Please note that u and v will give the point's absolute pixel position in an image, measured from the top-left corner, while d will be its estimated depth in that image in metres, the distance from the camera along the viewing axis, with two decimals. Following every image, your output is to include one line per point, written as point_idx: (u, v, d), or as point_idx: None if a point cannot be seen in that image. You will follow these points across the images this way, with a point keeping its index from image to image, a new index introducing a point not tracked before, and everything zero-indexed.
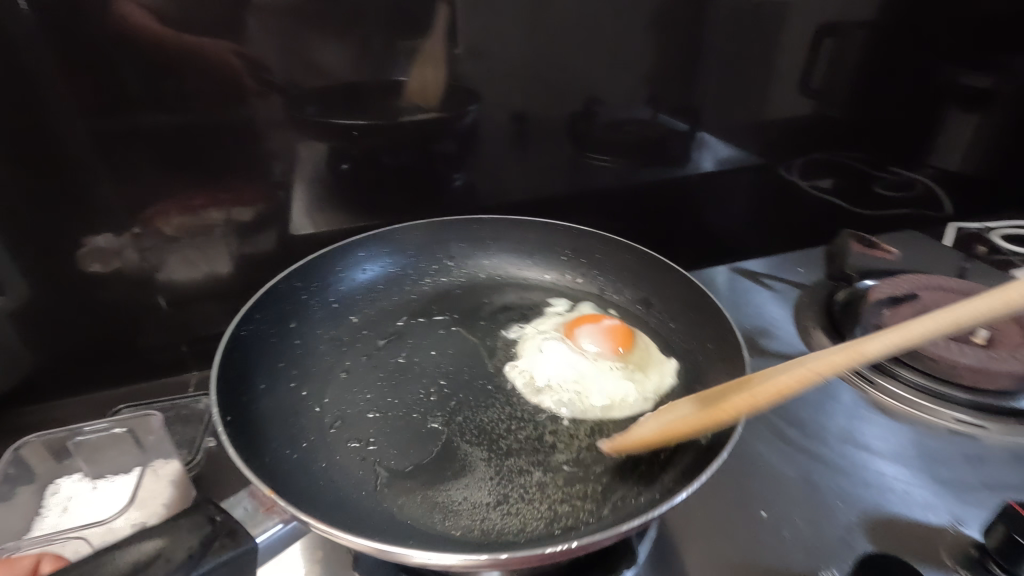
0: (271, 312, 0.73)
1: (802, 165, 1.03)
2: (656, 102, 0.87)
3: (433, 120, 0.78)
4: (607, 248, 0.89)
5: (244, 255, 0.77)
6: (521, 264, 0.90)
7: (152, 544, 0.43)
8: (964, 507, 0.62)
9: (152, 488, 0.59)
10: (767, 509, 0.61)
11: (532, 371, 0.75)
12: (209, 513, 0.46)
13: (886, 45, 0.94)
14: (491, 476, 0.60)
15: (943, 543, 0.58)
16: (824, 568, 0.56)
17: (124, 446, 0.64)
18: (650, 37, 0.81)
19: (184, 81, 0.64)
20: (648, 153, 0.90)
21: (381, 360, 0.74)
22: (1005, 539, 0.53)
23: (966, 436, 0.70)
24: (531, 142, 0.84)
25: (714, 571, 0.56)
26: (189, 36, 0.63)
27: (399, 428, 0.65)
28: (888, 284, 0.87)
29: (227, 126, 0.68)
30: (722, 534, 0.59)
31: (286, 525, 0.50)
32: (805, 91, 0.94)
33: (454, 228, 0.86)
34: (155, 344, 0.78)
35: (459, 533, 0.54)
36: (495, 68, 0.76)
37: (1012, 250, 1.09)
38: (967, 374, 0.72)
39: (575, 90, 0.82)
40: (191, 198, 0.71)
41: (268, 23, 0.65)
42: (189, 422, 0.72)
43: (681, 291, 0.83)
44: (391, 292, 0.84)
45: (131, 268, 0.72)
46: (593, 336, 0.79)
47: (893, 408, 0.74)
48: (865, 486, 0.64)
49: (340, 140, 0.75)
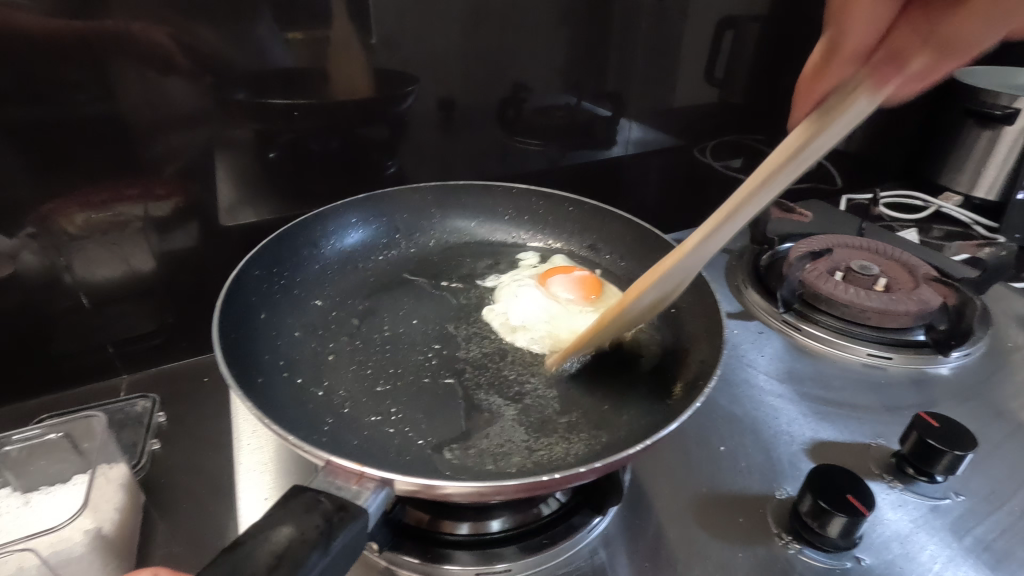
0: (239, 300, 0.74)
1: (713, 147, 1.17)
2: (577, 90, 0.98)
3: (374, 102, 0.84)
4: (547, 201, 1.00)
5: (165, 252, 0.79)
6: (469, 225, 1.00)
7: (284, 532, 0.43)
8: (886, 427, 0.78)
9: (103, 492, 0.59)
10: (723, 443, 0.74)
11: (508, 313, 0.86)
12: (314, 497, 0.47)
13: (776, 36, 1.08)
14: (513, 416, 0.68)
15: (872, 459, 0.72)
16: (777, 487, 0.69)
17: (60, 451, 0.64)
18: (565, 31, 0.91)
19: (75, 65, 0.65)
20: (574, 136, 1.02)
21: (365, 337, 0.79)
22: (918, 443, 0.66)
23: (876, 366, 0.88)
24: (459, 126, 0.92)
25: (679, 496, 0.68)
26: (115, 22, 0.65)
27: (414, 397, 0.70)
28: (803, 245, 1.04)
29: (125, 121, 0.70)
30: (683, 466, 0.72)
31: (382, 492, 0.49)
32: (708, 80, 1.08)
33: (403, 199, 0.95)
34: (72, 351, 0.78)
35: (515, 468, 0.62)
36: (409, 54, 0.83)
37: (891, 216, 1.30)
38: (874, 315, 0.88)
39: (501, 78, 0.91)
40: (92, 194, 0.71)
41: (129, 12, 0.65)
42: (127, 425, 0.73)
43: (623, 233, 0.98)
44: (346, 270, 0.89)
45: (34, 274, 0.72)
46: (564, 284, 0.92)
47: (815, 348, 0.90)
48: (797, 419, 0.78)
49: (267, 122, 0.78)
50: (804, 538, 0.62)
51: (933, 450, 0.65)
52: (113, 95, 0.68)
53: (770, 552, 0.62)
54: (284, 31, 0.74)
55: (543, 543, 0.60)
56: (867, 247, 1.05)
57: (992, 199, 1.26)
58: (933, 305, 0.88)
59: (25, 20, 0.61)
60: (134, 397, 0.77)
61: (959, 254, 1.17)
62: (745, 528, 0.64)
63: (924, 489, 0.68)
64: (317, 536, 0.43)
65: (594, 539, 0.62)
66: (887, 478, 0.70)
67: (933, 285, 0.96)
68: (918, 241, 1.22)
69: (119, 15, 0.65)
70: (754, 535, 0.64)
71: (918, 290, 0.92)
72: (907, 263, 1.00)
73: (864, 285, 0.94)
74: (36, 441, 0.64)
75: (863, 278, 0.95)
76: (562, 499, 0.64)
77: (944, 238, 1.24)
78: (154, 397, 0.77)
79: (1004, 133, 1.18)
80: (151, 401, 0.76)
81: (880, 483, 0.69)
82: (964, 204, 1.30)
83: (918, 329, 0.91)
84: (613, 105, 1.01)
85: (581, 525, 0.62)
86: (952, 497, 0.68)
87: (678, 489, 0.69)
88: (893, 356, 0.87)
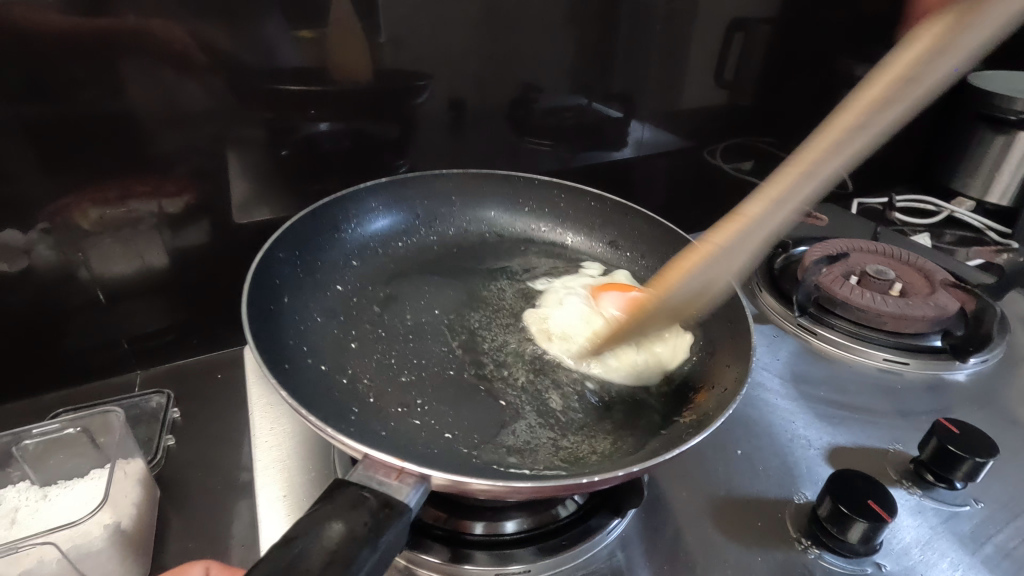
0: (266, 282, 0.76)
1: (722, 150, 1.22)
2: (588, 91, 1.02)
3: (383, 94, 0.88)
4: (571, 195, 1.02)
5: (177, 247, 0.84)
6: (491, 216, 1.03)
7: (334, 528, 0.46)
8: (900, 434, 0.80)
9: (122, 487, 0.64)
10: (740, 447, 0.76)
11: (548, 318, 0.86)
12: (357, 492, 0.50)
13: (778, 47, 1.14)
14: (535, 415, 0.72)
15: (890, 464, 0.75)
16: (796, 492, 0.71)
17: (79, 448, 0.69)
18: (572, 33, 0.95)
19: (126, 66, 0.71)
20: (586, 136, 1.06)
21: (388, 325, 0.82)
22: (937, 449, 0.68)
23: (890, 371, 0.90)
24: (468, 125, 0.97)
25: (699, 496, 0.70)
26: (138, 18, 0.70)
27: (437, 387, 0.74)
28: (820, 249, 1.05)
29: (116, 117, 0.73)
30: (702, 467, 0.74)
31: (419, 488, 0.52)
32: (718, 83, 1.12)
33: (424, 185, 0.98)
34: (87, 348, 0.84)
35: (545, 465, 0.65)
36: (422, 53, 0.87)
37: (902, 221, 1.31)
38: (890, 320, 0.91)
39: (512, 78, 0.96)
40: (105, 190, 0.76)
41: (143, 10, 0.69)
42: (140, 423, 0.80)
43: (644, 232, 1.00)
44: (365, 255, 0.93)
45: (50, 271, 0.77)
46: (616, 301, 0.89)
47: (830, 353, 0.93)
48: (813, 424, 0.80)
49: (285, 120, 0.83)
50: (823, 542, 0.64)
51: (954, 458, 0.67)
52: (124, 92, 0.72)
53: (789, 556, 0.64)
54: (294, 29, 0.78)
55: (563, 544, 0.62)
56: (884, 252, 1.07)
57: (1004, 205, 1.28)
58: (949, 311, 0.91)
59: (43, 18, 0.65)
60: (150, 393, 0.84)
61: (974, 260, 1.20)
62: (764, 531, 0.66)
63: (942, 496, 0.71)
64: (366, 533, 0.47)
65: (612, 541, 0.64)
66: (907, 485, 0.72)
67: (953, 290, 0.99)
68: (930, 245, 1.24)
69: (131, 14, 0.69)
70: (774, 540, 0.66)
71: (934, 295, 0.95)
72: (923, 270, 1.03)
73: (879, 289, 0.96)
74: (53, 435, 0.68)
75: (879, 282, 0.97)
76: (580, 501, 0.66)
77: (957, 244, 1.27)
78: (168, 392, 0.83)
79: (1018, 137, 1.20)
80: (165, 397, 0.83)
81: (900, 489, 0.71)
82: (977, 209, 1.32)
83: (935, 335, 0.93)
84: (624, 106, 1.06)
85: (599, 528, 0.64)
86: (970, 504, 0.71)
87: (693, 492, 0.71)
88: (910, 361, 0.89)
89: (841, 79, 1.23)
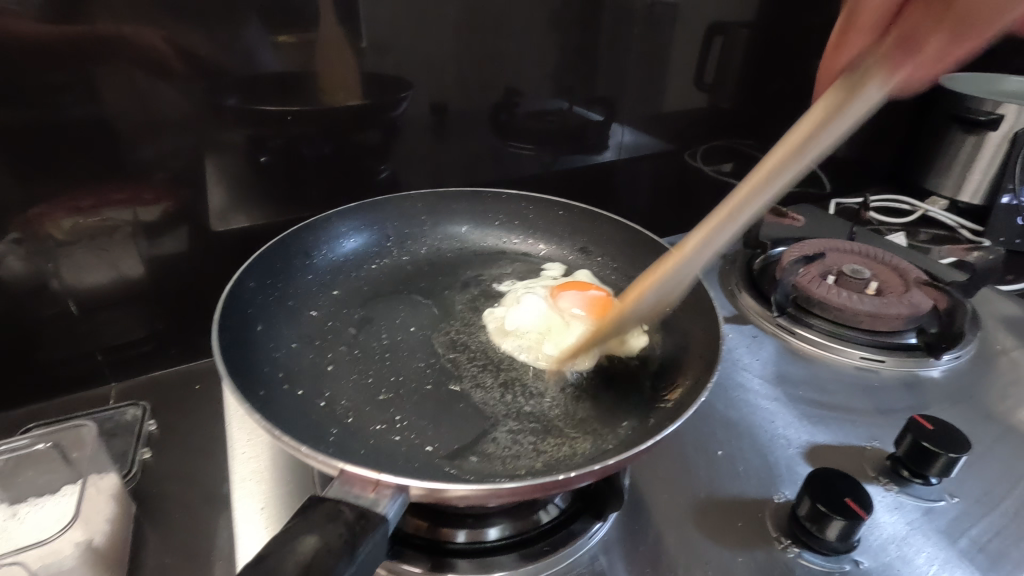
0: (236, 312, 0.74)
1: (704, 151, 1.20)
2: (569, 96, 1.01)
3: (365, 107, 0.86)
4: (539, 206, 1.03)
5: (153, 256, 0.81)
6: (461, 231, 1.02)
7: (308, 542, 0.44)
8: (880, 430, 0.79)
9: (94, 503, 0.60)
10: (721, 447, 0.75)
11: (503, 317, 0.88)
12: (334, 507, 0.48)
13: (759, 48, 1.13)
14: (514, 427, 0.69)
15: (868, 461, 0.74)
16: (775, 492, 0.69)
17: (47, 463, 0.65)
18: (552, 37, 0.94)
19: (105, 67, 0.69)
20: (566, 140, 1.05)
21: (365, 346, 0.80)
22: (913, 447, 0.68)
23: (868, 369, 0.89)
24: (450, 130, 0.95)
25: (681, 502, 0.69)
26: (114, 25, 0.68)
27: (417, 403, 0.72)
28: (797, 249, 1.05)
29: (88, 121, 0.70)
30: (682, 472, 0.72)
31: (398, 499, 0.49)
32: (697, 86, 1.11)
33: (396, 205, 0.97)
34: (64, 358, 0.80)
35: (525, 470, 0.64)
36: (401, 57, 0.85)
37: (878, 220, 1.31)
38: (865, 319, 0.91)
39: (495, 83, 0.94)
40: (79, 199, 0.73)
41: (120, 17, 0.67)
42: (117, 435, 0.74)
43: (613, 237, 1.01)
44: (339, 280, 0.90)
45: (20, 279, 0.74)
46: (574, 299, 0.91)
47: (808, 352, 0.92)
48: (793, 423, 0.79)
49: (261, 127, 0.81)
50: (803, 541, 0.63)
51: (927, 453, 0.66)
52: (99, 97, 0.70)
53: (769, 555, 0.63)
54: (274, 35, 0.77)
55: (546, 549, 0.61)
56: (859, 252, 1.07)
57: (976, 204, 1.29)
58: (923, 309, 0.91)
59: (20, 26, 0.63)
60: (125, 405, 0.78)
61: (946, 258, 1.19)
62: (744, 532, 0.65)
63: (919, 492, 0.70)
64: (343, 545, 0.45)
65: (594, 545, 0.63)
66: (884, 480, 0.71)
67: (924, 289, 0.99)
68: (905, 244, 1.23)
69: (107, 19, 0.67)
70: (752, 539, 0.64)
71: (908, 293, 0.95)
72: (895, 266, 1.03)
73: (856, 288, 0.96)
74: (22, 452, 0.64)
75: (855, 282, 0.97)
76: (561, 505, 0.65)
77: (931, 242, 1.26)
78: (144, 403, 0.79)
79: (984, 139, 1.22)
80: (141, 408, 0.78)
81: (877, 485, 0.71)
82: (950, 208, 1.33)
83: (910, 331, 0.93)
84: (605, 110, 1.05)
85: (581, 532, 0.63)
86: (946, 498, 0.70)
87: (675, 495, 0.69)
88: (886, 359, 0.89)
89: (815, 84, 1.22)
